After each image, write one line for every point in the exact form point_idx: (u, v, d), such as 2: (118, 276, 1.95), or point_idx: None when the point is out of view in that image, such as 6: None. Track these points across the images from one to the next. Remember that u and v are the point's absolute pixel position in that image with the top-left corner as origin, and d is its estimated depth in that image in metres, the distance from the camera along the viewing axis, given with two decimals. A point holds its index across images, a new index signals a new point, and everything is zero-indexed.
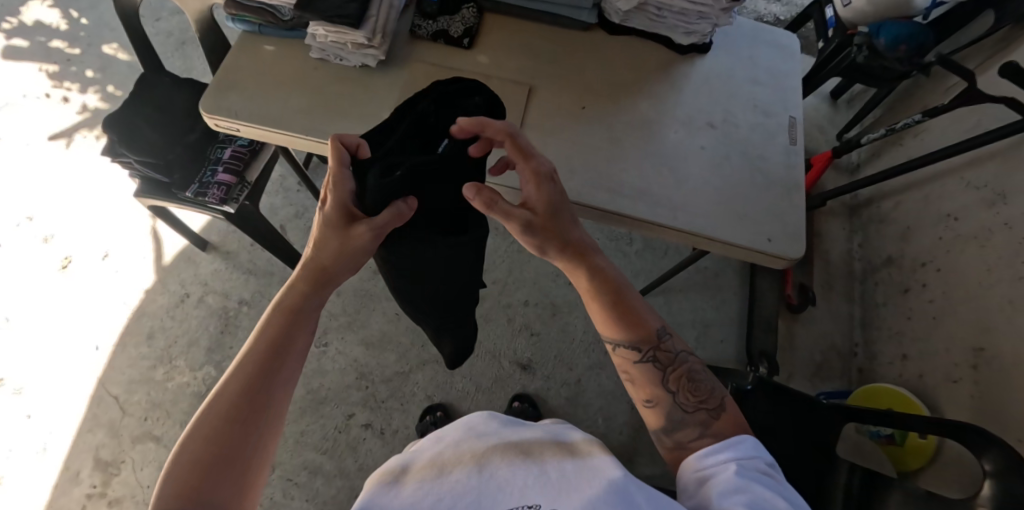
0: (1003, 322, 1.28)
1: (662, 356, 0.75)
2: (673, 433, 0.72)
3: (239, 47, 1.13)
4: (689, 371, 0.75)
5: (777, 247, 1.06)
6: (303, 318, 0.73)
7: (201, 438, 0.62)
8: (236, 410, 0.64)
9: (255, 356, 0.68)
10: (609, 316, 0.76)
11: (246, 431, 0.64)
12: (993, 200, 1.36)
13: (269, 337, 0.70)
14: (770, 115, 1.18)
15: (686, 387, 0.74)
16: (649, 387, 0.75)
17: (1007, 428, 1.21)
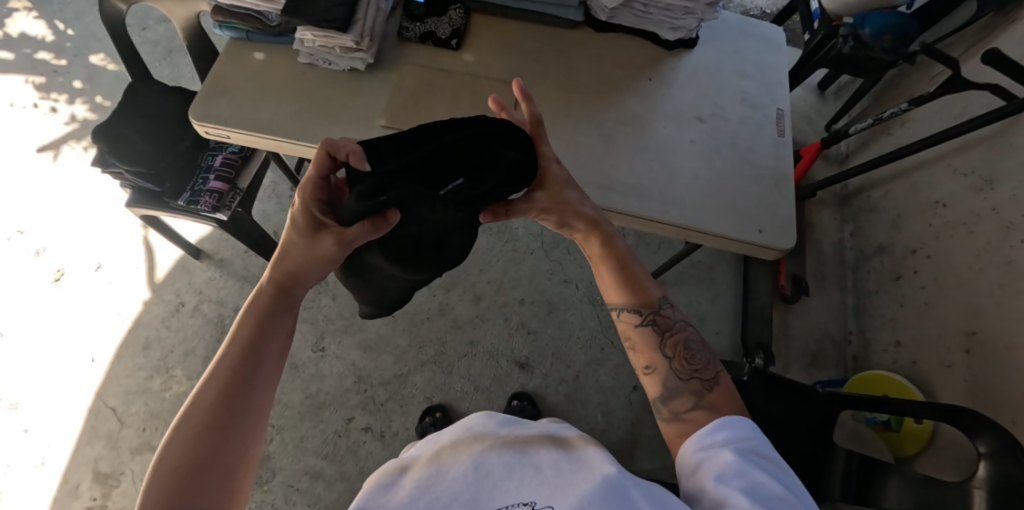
0: (993, 306, 1.29)
1: (660, 322, 0.77)
2: (669, 402, 0.71)
3: (227, 54, 1.13)
4: (686, 341, 0.75)
5: (768, 238, 1.07)
6: (276, 320, 0.71)
7: (180, 445, 0.61)
8: (213, 416, 0.63)
9: (230, 360, 0.66)
10: (615, 279, 0.79)
11: (224, 436, 0.63)
12: (980, 186, 1.38)
13: (244, 340, 0.68)
14: (758, 108, 1.19)
15: (682, 356, 0.74)
16: (648, 353, 0.75)
17: (1000, 411, 1.23)
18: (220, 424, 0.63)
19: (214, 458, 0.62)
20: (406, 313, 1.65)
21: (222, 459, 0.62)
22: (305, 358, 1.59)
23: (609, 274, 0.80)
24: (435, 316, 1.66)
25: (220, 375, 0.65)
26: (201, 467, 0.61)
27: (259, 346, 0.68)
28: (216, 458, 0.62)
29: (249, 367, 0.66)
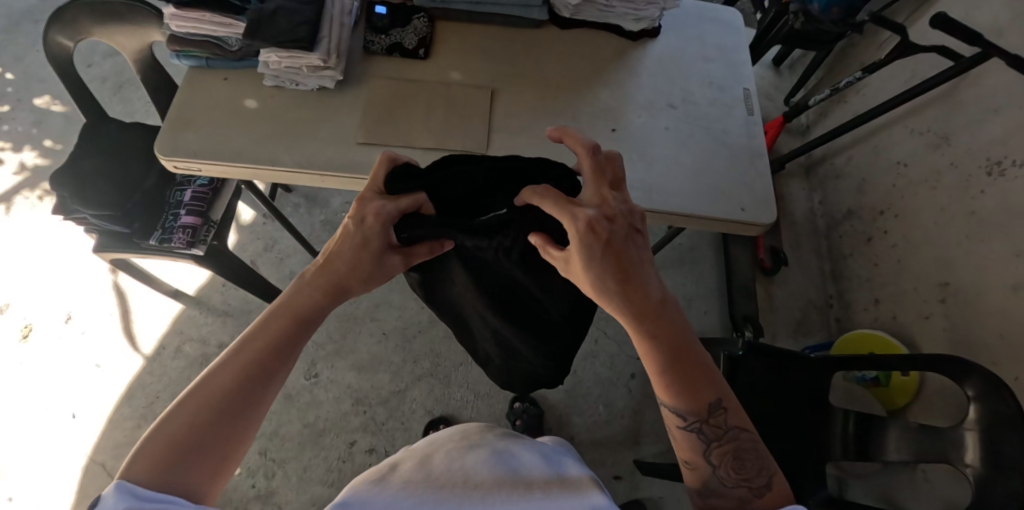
0: (962, 255, 1.36)
1: (709, 430, 0.71)
2: (706, 499, 0.71)
3: (188, 85, 1.09)
4: (734, 449, 0.71)
5: (750, 215, 1.10)
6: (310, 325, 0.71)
7: (180, 424, 0.61)
8: (223, 409, 0.63)
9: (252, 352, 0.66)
10: (664, 379, 0.71)
11: (224, 434, 0.62)
12: (937, 143, 1.45)
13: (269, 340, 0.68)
14: (725, 89, 1.22)
15: (729, 463, 0.70)
16: (690, 454, 0.72)
17: (981, 354, 1.29)
18: (226, 417, 0.63)
19: (209, 453, 0.61)
20: (396, 329, 1.63)
21: (213, 456, 0.61)
22: (298, 387, 1.55)
23: (650, 361, 0.71)
24: (426, 328, 1.64)
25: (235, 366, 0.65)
26: (193, 456, 0.60)
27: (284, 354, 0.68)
28: (209, 454, 0.61)
29: (273, 371, 0.67)
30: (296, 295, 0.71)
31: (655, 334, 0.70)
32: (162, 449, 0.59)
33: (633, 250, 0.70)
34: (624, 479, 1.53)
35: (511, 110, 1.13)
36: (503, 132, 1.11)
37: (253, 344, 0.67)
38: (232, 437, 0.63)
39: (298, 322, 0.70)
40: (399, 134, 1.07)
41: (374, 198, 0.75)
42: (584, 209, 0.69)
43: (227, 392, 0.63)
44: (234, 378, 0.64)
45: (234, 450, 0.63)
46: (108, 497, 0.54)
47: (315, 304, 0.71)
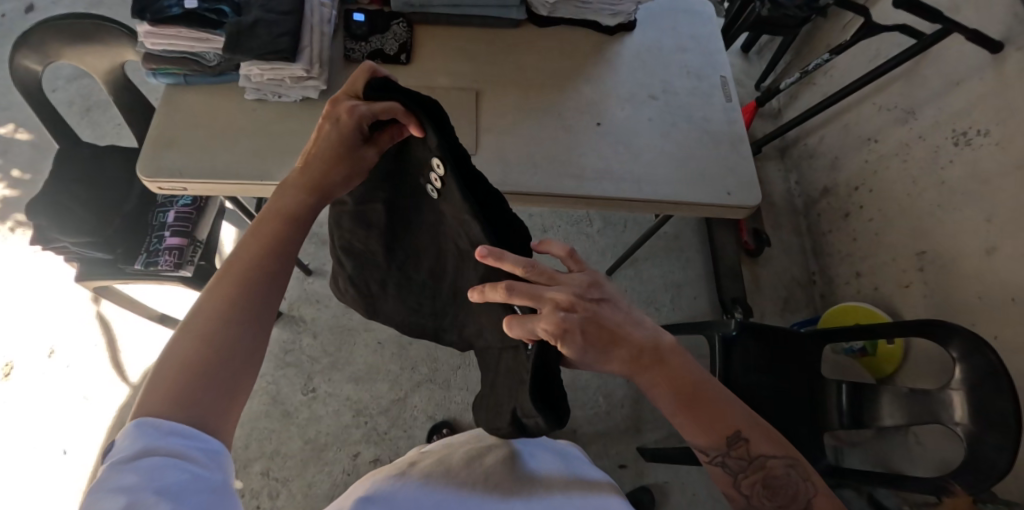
0: (936, 224, 1.42)
1: (734, 462, 0.71)
2: None
3: (165, 103, 1.07)
4: (764, 476, 0.71)
5: (736, 197, 1.12)
6: (299, 220, 0.69)
7: (190, 344, 0.57)
8: (226, 322, 0.59)
9: (249, 255, 0.64)
10: (687, 424, 0.70)
11: (232, 350, 0.58)
12: (904, 118, 1.51)
13: (267, 243, 0.66)
14: (702, 78, 1.25)
15: (762, 490, 0.71)
16: (725, 489, 0.73)
17: (960, 317, 1.34)
18: (229, 328, 0.59)
19: (219, 374, 0.56)
20: (392, 337, 1.62)
21: (230, 368, 0.57)
22: (296, 402, 1.53)
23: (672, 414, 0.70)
24: None
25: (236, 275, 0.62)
26: (202, 380, 0.55)
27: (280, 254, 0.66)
28: (218, 375, 0.56)
29: (269, 279, 0.64)
30: (282, 197, 0.70)
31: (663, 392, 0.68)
32: (170, 377, 0.55)
33: (602, 317, 0.66)
34: (629, 467, 1.55)
35: (497, 110, 1.14)
36: (492, 132, 1.12)
37: (246, 254, 0.64)
38: (241, 353, 0.58)
39: (289, 223, 0.69)
40: None
41: (346, 100, 0.71)
42: (541, 313, 0.62)
43: (226, 303, 0.60)
44: (231, 288, 0.61)
45: (245, 372, 0.59)
46: (126, 441, 0.52)
47: (303, 201, 0.70)
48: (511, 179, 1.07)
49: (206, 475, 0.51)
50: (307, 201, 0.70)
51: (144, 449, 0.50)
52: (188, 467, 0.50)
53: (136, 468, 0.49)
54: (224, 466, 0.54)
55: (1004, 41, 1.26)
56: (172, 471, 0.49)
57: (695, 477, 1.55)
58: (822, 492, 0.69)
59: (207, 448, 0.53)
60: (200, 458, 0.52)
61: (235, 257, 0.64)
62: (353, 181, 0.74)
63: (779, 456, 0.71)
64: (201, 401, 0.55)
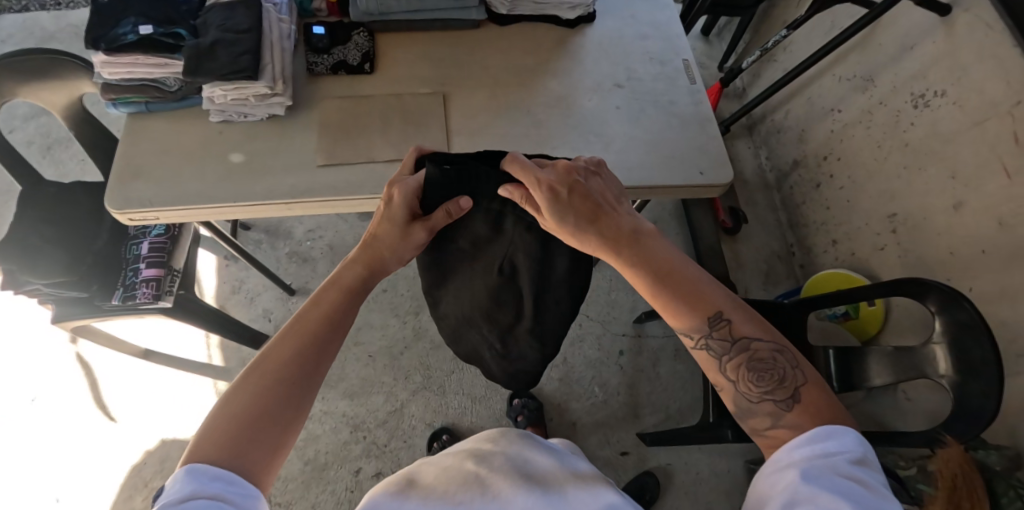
0: (903, 186, 1.48)
1: (716, 344, 0.68)
2: (746, 420, 0.67)
3: (130, 132, 1.06)
4: (751, 359, 0.67)
5: (710, 177, 1.14)
6: (358, 294, 0.72)
7: (244, 402, 0.59)
8: (283, 384, 0.61)
9: (312, 323, 0.67)
10: (657, 301, 0.70)
11: (286, 409, 0.60)
12: (864, 85, 1.57)
13: (325, 310, 0.68)
14: (665, 63, 1.27)
15: (749, 377, 0.67)
16: (709, 374, 0.70)
17: (935, 271, 1.40)
18: (289, 391, 0.61)
19: (270, 431, 0.59)
20: (382, 349, 1.61)
21: (275, 430, 0.59)
22: None
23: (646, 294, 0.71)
24: (413, 343, 1.62)
25: (297, 337, 0.65)
26: (252, 432, 0.58)
27: (340, 321, 0.68)
28: (270, 432, 0.59)
29: (327, 342, 0.66)
30: (344, 272, 0.73)
31: (639, 271, 0.70)
32: (225, 431, 0.57)
33: (591, 194, 0.73)
34: (631, 453, 1.56)
35: (466, 112, 1.14)
36: (464, 133, 1.12)
37: (304, 318, 0.67)
38: (294, 413, 0.61)
39: (350, 294, 0.71)
40: (359, 151, 1.06)
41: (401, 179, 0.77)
42: (542, 173, 0.72)
43: (279, 364, 0.62)
44: (291, 351, 0.63)
45: (291, 429, 0.61)
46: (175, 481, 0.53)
47: (359, 276, 0.72)
48: None
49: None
50: (365, 275, 0.73)
51: (191, 493, 0.51)
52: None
53: None
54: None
55: (952, 5, 1.32)
56: None
57: (697, 455, 1.57)
58: (815, 382, 0.64)
59: (245, 493, 0.54)
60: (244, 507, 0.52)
61: (298, 320, 0.67)
62: (412, 250, 0.77)
63: (767, 339, 0.67)
64: (252, 454, 0.57)
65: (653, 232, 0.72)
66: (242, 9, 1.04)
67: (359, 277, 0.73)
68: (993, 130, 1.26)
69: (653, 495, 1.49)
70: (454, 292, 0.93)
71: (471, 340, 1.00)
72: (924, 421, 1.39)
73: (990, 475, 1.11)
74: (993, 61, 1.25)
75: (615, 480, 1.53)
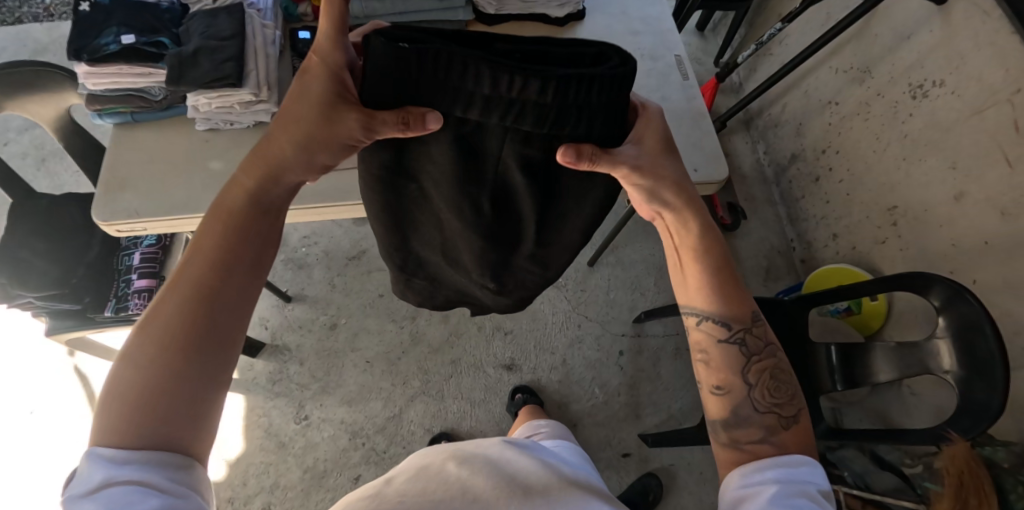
0: (903, 178, 1.46)
1: (751, 343, 0.73)
2: (733, 428, 0.71)
3: (116, 143, 1.05)
4: (774, 368, 0.73)
5: (704, 173, 1.12)
6: (252, 217, 0.66)
7: (137, 369, 0.56)
8: (177, 337, 0.58)
9: (203, 264, 0.62)
10: (707, 282, 0.74)
11: (186, 363, 0.58)
12: (861, 77, 1.55)
13: (213, 244, 0.64)
14: (656, 59, 1.25)
15: (766, 385, 0.72)
16: (725, 373, 0.73)
17: (938, 264, 1.40)
18: (194, 344, 0.59)
19: (189, 391, 0.57)
20: (379, 354, 1.59)
21: (182, 387, 0.57)
22: (291, 432, 1.50)
23: (700, 277, 0.74)
24: (410, 347, 1.60)
25: (185, 284, 0.61)
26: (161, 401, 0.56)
27: (231, 252, 0.64)
28: (179, 395, 0.56)
29: (218, 276, 0.62)
30: (232, 191, 0.66)
31: (707, 254, 0.73)
32: (134, 404, 0.55)
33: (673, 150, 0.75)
34: (633, 455, 1.54)
35: None
36: None
37: (193, 261, 0.62)
38: (199, 363, 0.58)
39: (241, 217, 0.66)
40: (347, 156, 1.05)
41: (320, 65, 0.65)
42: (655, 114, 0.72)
43: (175, 321, 0.59)
44: (182, 300, 0.60)
45: (206, 383, 0.58)
46: (86, 470, 0.53)
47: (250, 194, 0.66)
48: None
49: (169, 498, 0.52)
50: (257, 189, 0.67)
51: (104, 479, 0.51)
52: (153, 493, 0.51)
53: (99, 499, 0.51)
54: (194, 483, 0.55)
55: None
56: (131, 494, 0.50)
57: (699, 455, 1.55)
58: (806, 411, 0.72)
59: (160, 469, 0.53)
60: (166, 481, 0.53)
61: (185, 264, 0.62)
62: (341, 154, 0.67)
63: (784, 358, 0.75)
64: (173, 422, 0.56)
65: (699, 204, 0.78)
66: (224, 16, 1.02)
67: (252, 197, 0.66)
68: (991, 119, 1.24)
69: (657, 497, 1.47)
70: (427, 241, 0.89)
71: (460, 281, 1.03)
72: (928, 416, 1.38)
73: (997, 471, 1.10)
74: (990, 50, 1.23)
75: (618, 482, 1.51)
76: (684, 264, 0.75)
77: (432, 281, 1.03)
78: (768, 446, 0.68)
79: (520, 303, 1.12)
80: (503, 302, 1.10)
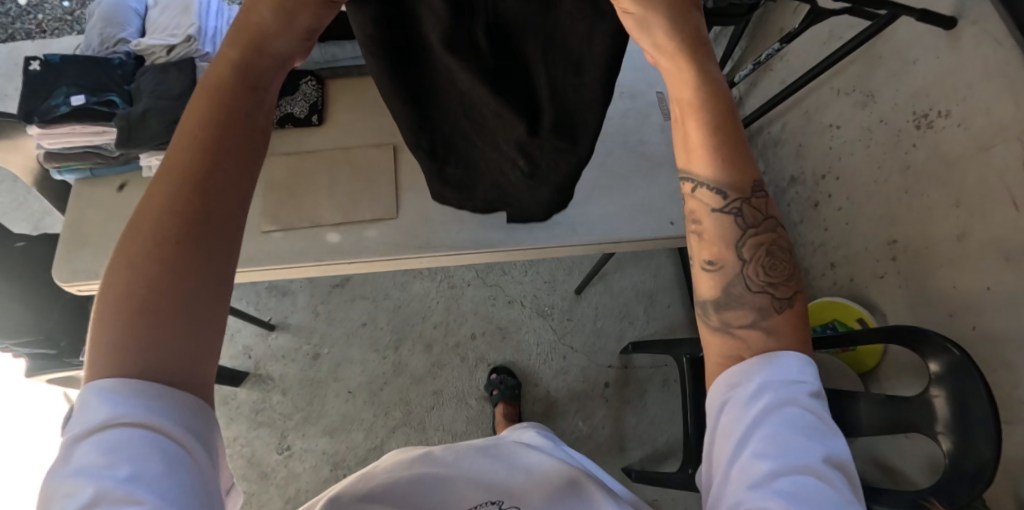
0: (905, 211, 1.38)
1: (747, 214, 0.63)
2: (722, 310, 0.64)
3: (75, 200, 1.04)
4: (772, 245, 0.63)
5: (681, 227, 1.07)
6: (239, 100, 0.52)
7: (121, 289, 0.47)
8: (164, 246, 0.47)
9: (183, 158, 0.49)
10: (709, 137, 0.60)
11: (178, 273, 0.47)
12: (864, 101, 1.46)
13: (192, 134, 0.50)
14: (637, 97, 1.18)
15: (761, 260, 0.63)
16: (719, 247, 0.63)
17: (938, 306, 1.31)
18: (196, 240, 0.48)
19: (195, 300, 0.48)
20: (361, 384, 1.59)
21: (172, 302, 0.47)
22: (272, 462, 1.52)
23: (702, 137, 0.60)
24: (392, 378, 1.60)
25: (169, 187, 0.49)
26: (151, 330, 0.46)
27: (217, 144, 0.50)
28: (168, 318, 0.47)
29: (204, 173, 0.50)
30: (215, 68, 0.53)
31: (711, 104, 0.58)
32: (127, 320, 0.46)
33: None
34: None
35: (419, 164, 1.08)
36: (413, 189, 1.06)
37: (174, 159, 0.49)
38: (194, 277, 0.48)
39: (224, 102, 0.52)
40: (304, 214, 1.03)
41: None
42: None
43: (176, 215, 0.48)
44: (166, 204, 0.48)
45: (204, 300, 0.48)
46: (84, 403, 0.47)
47: (232, 72, 0.52)
48: (436, 240, 1.03)
49: (180, 440, 0.46)
50: (241, 60, 0.53)
51: (106, 419, 0.45)
52: (158, 443, 0.45)
53: (97, 445, 0.45)
54: (210, 430, 0.49)
55: (957, 17, 1.21)
56: (138, 439, 0.45)
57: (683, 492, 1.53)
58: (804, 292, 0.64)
59: (171, 416, 0.46)
60: (178, 425, 0.46)
61: (169, 163, 0.50)
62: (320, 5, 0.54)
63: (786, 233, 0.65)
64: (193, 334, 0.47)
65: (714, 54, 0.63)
66: (174, 71, 0.99)
67: (236, 75, 0.53)
68: (1000, 155, 1.15)
69: None
70: (450, 135, 0.80)
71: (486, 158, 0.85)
72: (920, 465, 1.33)
73: None
74: (1001, 82, 1.13)
75: None
76: (685, 116, 0.61)
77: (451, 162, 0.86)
78: (758, 332, 0.62)
79: (562, 198, 0.93)
80: (540, 195, 0.92)
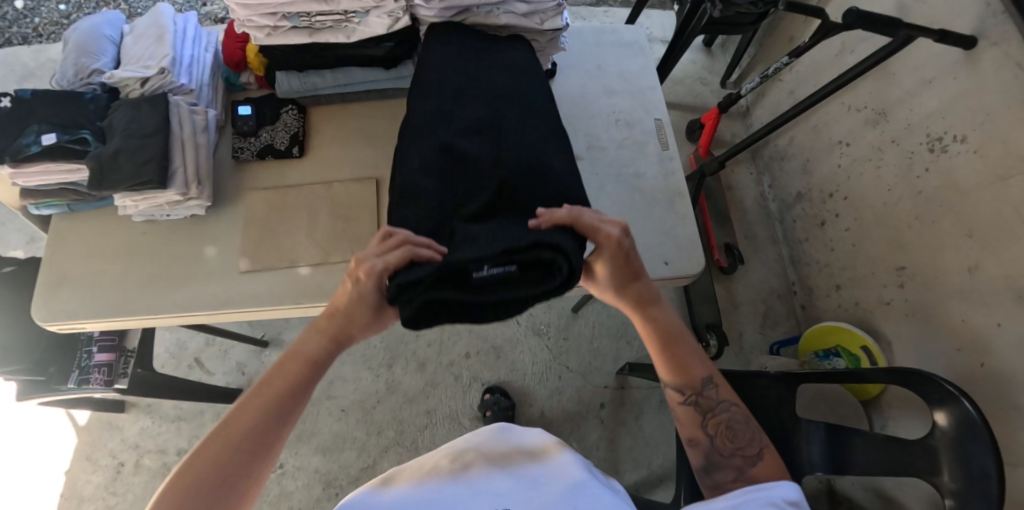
0: (914, 238, 1.32)
1: (702, 403, 0.74)
2: (710, 475, 0.72)
3: (54, 236, 1.03)
4: (730, 418, 0.73)
5: (675, 268, 1.02)
6: (318, 369, 0.68)
7: (196, 469, 0.59)
8: (236, 453, 0.61)
9: (272, 395, 0.64)
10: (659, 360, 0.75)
11: (235, 476, 0.60)
12: (876, 119, 1.39)
13: (285, 384, 0.66)
14: (634, 125, 1.14)
15: (724, 434, 0.73)
16: (689, 429, 0.75)
17: (946, 339, 1.25)
18: (254, 459, 0.61)
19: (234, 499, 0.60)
20: (355, 402, 1.58)
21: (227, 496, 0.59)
22: None
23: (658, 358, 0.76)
24: (385, 396, 1.59)
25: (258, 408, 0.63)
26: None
27: (297, 394, 0.66)
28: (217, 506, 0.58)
29: (283, 413, 0.64)
30: (305, 340, 0.69)
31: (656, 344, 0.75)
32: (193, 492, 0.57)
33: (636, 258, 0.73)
34: None
35: None
36: None
37: (268, 396, 0.64)
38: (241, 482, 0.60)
39: (309, 368, 0.68)
40: (283, 253, 1.00)
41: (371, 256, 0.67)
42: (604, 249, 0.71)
43: (241, 442, 0.61)
44: (249, 425, 0.62)
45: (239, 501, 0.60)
46: None
47: (320, 348, 0.69)
48: None
49: None
50: (326, 346, 0.69)
51: None
52: None
53: None
54: None
55: (977, 36, 1.13)
56: None
57: None
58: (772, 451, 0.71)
59: None
60: None
61: (259, 389, 0.65)
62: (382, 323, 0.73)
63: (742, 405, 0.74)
64: None
65: (663, 297, 0.76)
66: (147, 106, 0.95)
67: (321, 348, 0.69)
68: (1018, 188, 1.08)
69: None
70: None
71: (492, 105, 0.87)
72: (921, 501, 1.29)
73: None
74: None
75: None
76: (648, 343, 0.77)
77: (455, 92, 0.88)
78: (742, 483, 0.69)
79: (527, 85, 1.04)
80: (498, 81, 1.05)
